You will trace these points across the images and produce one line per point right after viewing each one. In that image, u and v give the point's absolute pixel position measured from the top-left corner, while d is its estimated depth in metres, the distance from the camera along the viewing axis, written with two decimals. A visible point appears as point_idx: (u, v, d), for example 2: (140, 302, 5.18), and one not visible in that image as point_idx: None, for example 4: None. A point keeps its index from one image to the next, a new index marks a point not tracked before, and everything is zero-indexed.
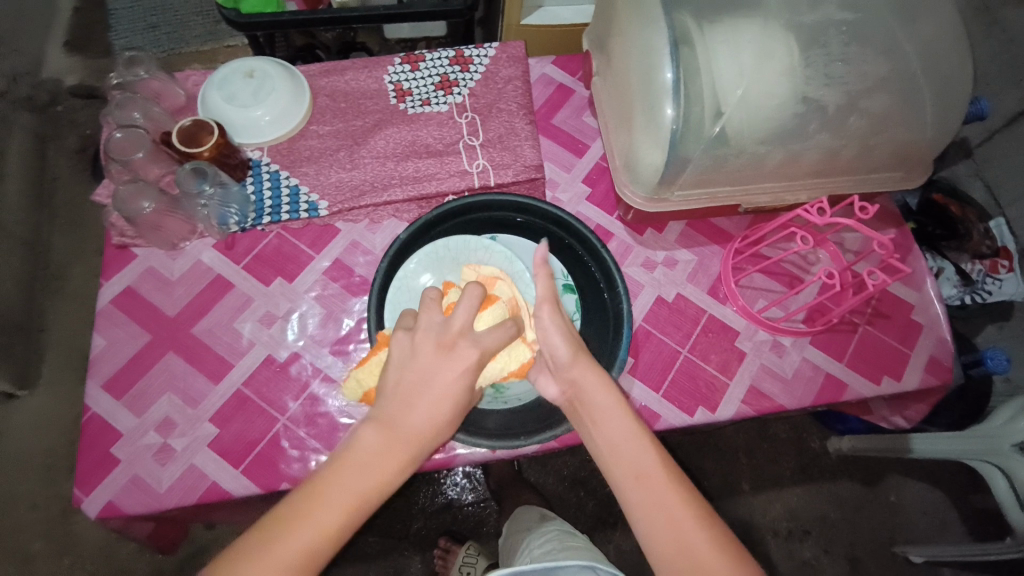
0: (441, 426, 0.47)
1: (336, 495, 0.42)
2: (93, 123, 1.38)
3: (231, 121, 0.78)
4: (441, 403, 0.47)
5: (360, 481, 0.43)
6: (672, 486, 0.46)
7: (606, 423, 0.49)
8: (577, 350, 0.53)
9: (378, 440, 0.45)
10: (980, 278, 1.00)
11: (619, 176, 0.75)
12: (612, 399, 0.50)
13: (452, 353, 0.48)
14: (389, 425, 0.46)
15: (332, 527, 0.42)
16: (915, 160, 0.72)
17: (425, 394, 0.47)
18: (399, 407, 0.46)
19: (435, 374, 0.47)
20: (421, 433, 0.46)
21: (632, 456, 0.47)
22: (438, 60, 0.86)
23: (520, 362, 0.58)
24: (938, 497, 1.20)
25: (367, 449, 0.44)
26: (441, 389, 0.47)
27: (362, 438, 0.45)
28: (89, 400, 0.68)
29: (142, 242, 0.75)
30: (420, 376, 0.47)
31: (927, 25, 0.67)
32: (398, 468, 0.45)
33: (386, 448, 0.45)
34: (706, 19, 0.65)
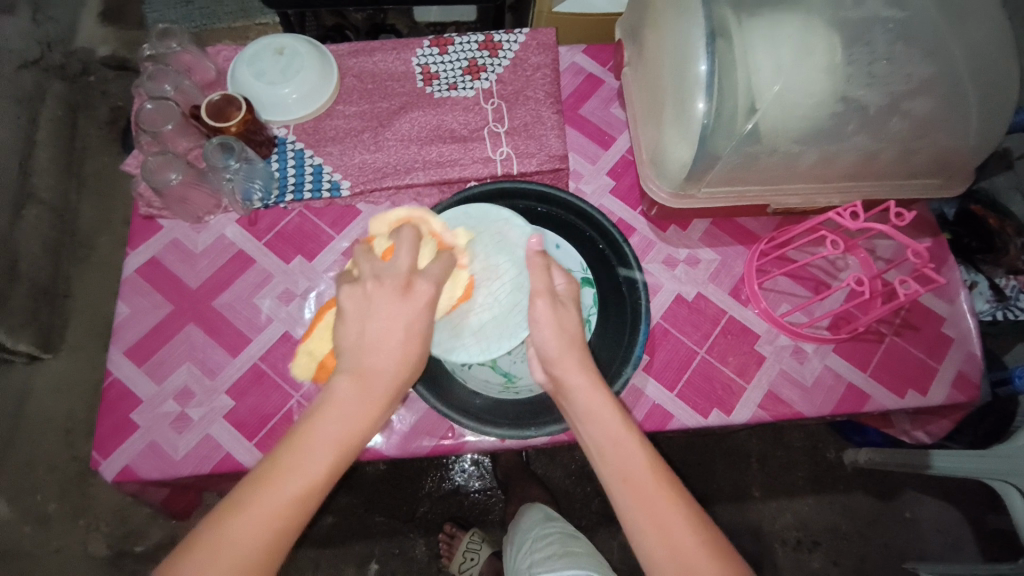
0: (413, 365, 0.50)
1: (314, 448, 0.45)
2: (124, 95, 1.41)
3: (259, 97, 0.78)
4: (408, 343, 0.50)
5: (341, 429, 0.46)
6: (661, 488, 0.46)
7: (596, 421, 0.50)
8: (567, 348, 0.53)
9: (352, 389, 0.47)
10: (1013, 294, 0.97)
11: (645, 169, 0.73)
12: (600, 398, 0.51)
13: (411, 292, 0.52)
14: (360, 374, 0.48)
15: (316, 479, 0.44)
16: (957, 168, 0.69)
17: (393, 338, 0.49)
18: (367, 354, 0.49)
19: (395, 315, 0.50)
20: (393, 377, 0.49)
21: (622, 455, 0.48)
22: (467, 44, 0.85)
23: (464, 286, 0.61)
24: (954, 516, 1.17)
25: (341, 401, 0.47)
26: (407, 329, 0.50)
27: (336, 392, 0.47)
28: (111, 365, 0.70)
29: (168, 214, 0.76)
30: (382, 321, 0.50)
31: (979, 27, 0.64)
32: (375, 413, 0.47)
33: (360, 395, 0.47)
34: (745, 11, 0.63)
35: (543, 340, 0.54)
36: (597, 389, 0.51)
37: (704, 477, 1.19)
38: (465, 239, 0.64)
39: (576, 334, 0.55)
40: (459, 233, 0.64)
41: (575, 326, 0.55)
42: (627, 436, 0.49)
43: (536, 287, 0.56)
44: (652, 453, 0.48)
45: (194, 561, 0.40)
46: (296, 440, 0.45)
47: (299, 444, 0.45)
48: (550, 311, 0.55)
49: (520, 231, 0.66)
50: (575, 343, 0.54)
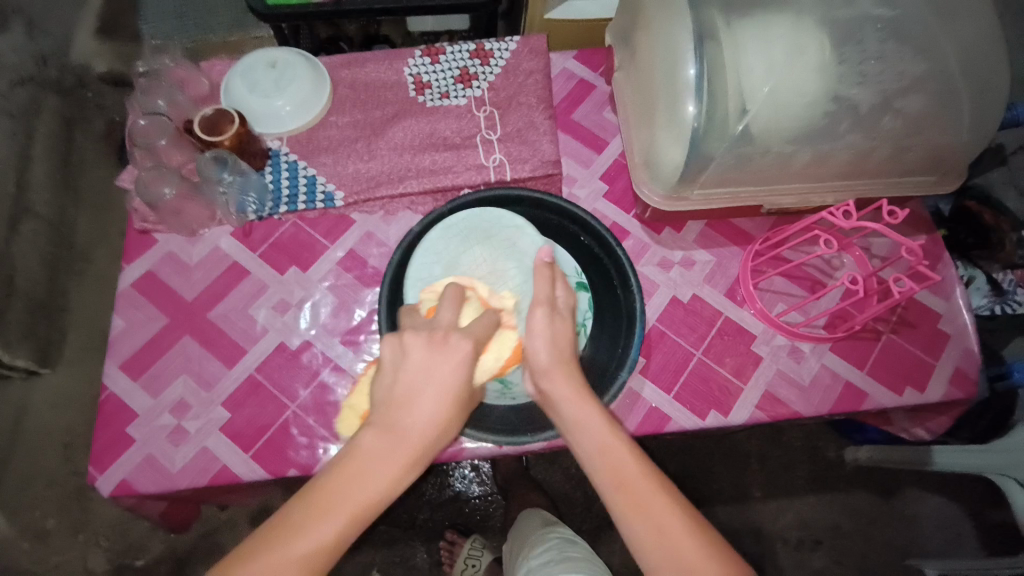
0: (443, 425, 0.48)
1: (336, 505, 0.43)
2: (120, 107, 1.44)
3: (253, 111, 0.79)
4: (439, 402, 0.47)
5: (365, 487, 0.44)
6: (658, 493, 0.46)
7: (586, 430, 0.50)
8: (557, 361, 0.53)
9: (378, 444, 0.46)
10: (1011, 288, 0.97)
11: (638, 172, 0.73)
12: (590, 410, 0.51)
13: (447, 346, 0.49)
14: (389, 431, 0.46)
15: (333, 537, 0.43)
16: (951, 164, 0.70)
17: (424, 394, 0.47)
18: (397, 410, 0.47)
19: (430, 373, 0.48)
20: (422, 435, 0.47)
21: (615, 463, 0.48)
22: (458, 52, 0.86)
23: (512, 349, 0.57)
24: (956, 512, 1.17)
25: (366, 455, 0.45)
26: (440, 386, 0.48)
27: (362, 444, 0.46)
28: (107, 379, 0.70)
29: (163, 227, 0.77)
30: (415, 376, 0.48)
31: (969, 25, 0.65)
32: (400, 471, 0.46)
33: (387, 451, 0.46)
34: (735, 14, 0.64)
35: (535, 353, 0.54)
36: (586, 398, 0.51)
37: (705, 479, 1.19)
38: (511, 298, 0.60)
39: (568, 347, 0.55)
40: (507, 294, 0.60)
41: (568, 342, 0.55)
42: (618, 443, 0.49)
43: (537, 296, 0.56)
44: (643, 457, 0.48)
45: None
46: (318, 495, 0.44)
47: (321, 499, 0.44)
48: (546, 322, 0.54)
49: (531, 241, 0.63)
50: (567, 355, 0.54)
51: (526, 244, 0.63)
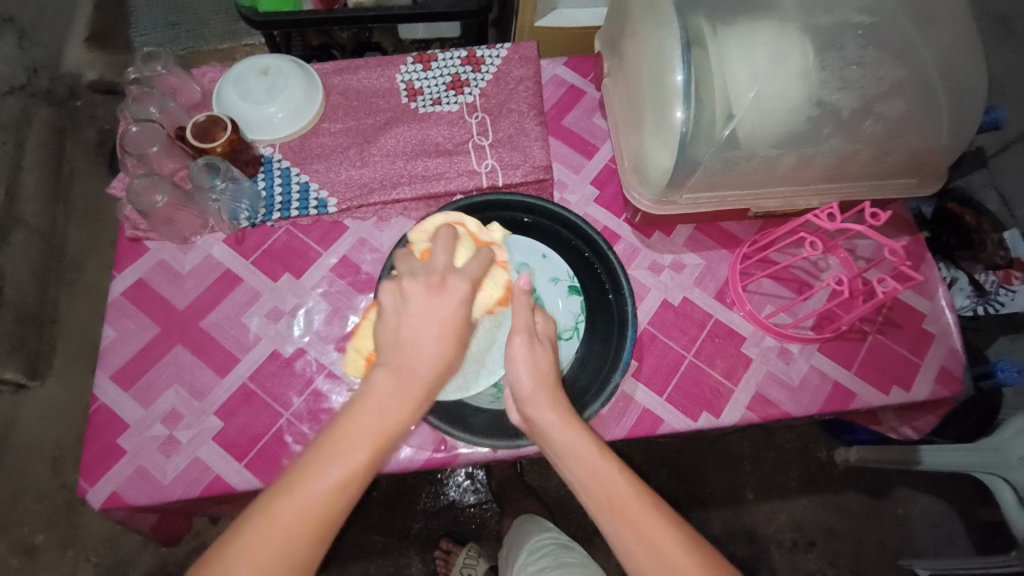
0: (447, 364, 0.49)
1: (352, 444, 0.44)
2: (111, 117, 1.43)
3: (245, 118, 0.79)
4: (444, 341, 0.49)
5: (378, 422, 0.45)
6: (649, 513, 0.46)
7: (575, 454, 0.50)
8: (540, 387, 0.53)
9: (390, 385, 0.46)
10: (993, 289, 0.98)
11: (628, 177, 0.74)
12: (577, 433, 0.51)
13: (446, 288, 0.50)
14: (399, 369, 0.47)
15: (353, 474, 0.43)
16: (931, 167, 0.71)
17: (429, 333, 0.48)
18: (403, 348, 0.48)
19: (434, 308, 0.49)
20: (429, 374, 0.48)
21: (606, 485, 0.48)
22: (449, 60, 0.87)
23: (503, 286, 0.60)
24: (945, 511, 1.18)
25: (380, 395, 0.46)
26: (444, 325, 0.49)
27: (375, 385, 0.46)
28: (97, 390, 0.69)
29: (154, 235, 0.77)
30: (417, 321, 0.49)
31: (946, 31, 0.67)
32: (411, 410, 0.47)
33: (397, 391, 0.46)
34: (720, 21, 0.65)
35: (520, 381, 0.54)
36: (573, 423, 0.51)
37: (698, 481, 1.20)
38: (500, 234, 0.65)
39: (550, 373, 0.54)
40: (495, 229, 0.65)
41: (551, 366, 0.55)
42: (606, 464, 0.49)
43: (514, 325, 0.55)
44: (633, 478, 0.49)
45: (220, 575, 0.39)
46: (331, 434, 0.44)
47: (337, 436, 0.44)
48: (526, 349, 0.54)
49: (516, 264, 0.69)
50: (550, 380, 0.54)
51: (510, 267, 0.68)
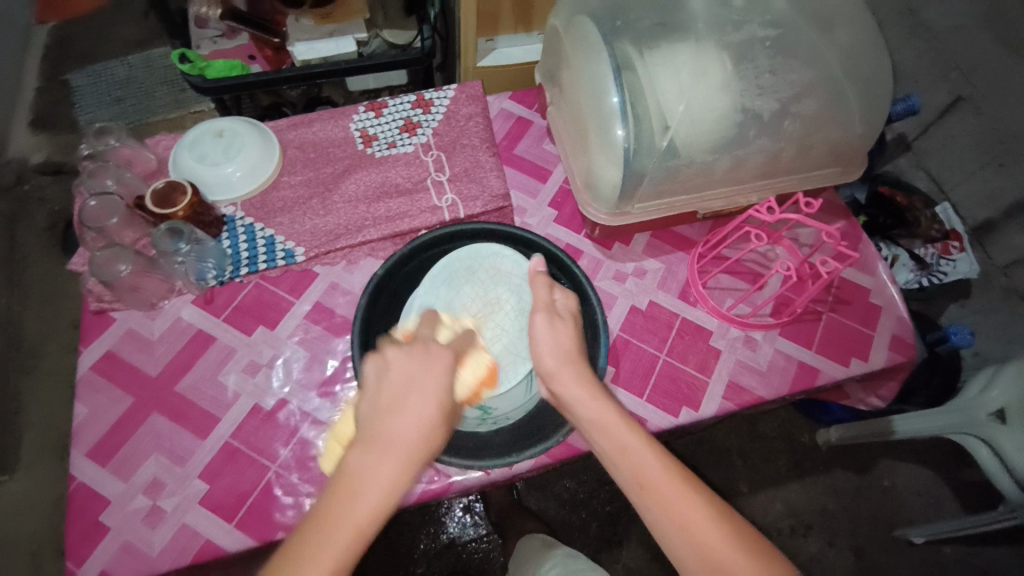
0: (429, 434, 0.49)
1: (341, 522, 0.44)
2: (61, 198, 1.39)
3: (203, 179, 0.81)
4: (426, 407, 0.50)
5: (364, 504, 0.45)
6: (682, 486, 0.49)
7: (605, 430, 0.52)
8: (564, 363, 0.56)
9: (371, 460, 0.46)
10: (935, 261, 1.08)
11: (582, 195, 0.79)
12: (606, 408, 0.53)
13: (428, 359, 0.53)
14: (379, 445, 0.47)
15: (339, 556, 0.43)
16: (851, 155, 0.77)
17: (411, 402, 0.49)
18: (382, 422, 0.49)
19: (420, 379, 0.51)
20: (411, 443, 0.48)
21: (637, 460, 0.50)
22: (400, 105, 0.91)
23: (486, 367, 0.65)
24: (929, 477, 1.22)
25: (362, 472, 0.46)
26: (425, 391, 0.51)
27: (358, 462, 0.46)
28: (74, 470, 0.67)
29: (120, 305, 0.76)
30: (396, 392, 0.50)
31: (844, 34, 0.74)
32: (396, 485, 0.46)
33: (379, 465, 0.46)
34: (645, 46, 0.71)
35: (544, 360, 0.56)
36: (601, 398, 0.54)
37: None
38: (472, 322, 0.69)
39: (571, 350, 0.57)
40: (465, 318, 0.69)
41: (569, 342, 0.58)
42: (634, 441, 0.51)
43: (536, 302, 0.60)
44: (662, 453, 0.51)
45: None
46: (319, 518, 0.45)
47: (328, 511, 0.45)
48: (547, 326, 0.58)
49: (513, 261, 0.73)
50: (574, 358, 0.57)
51: (506, 267, 0.73)
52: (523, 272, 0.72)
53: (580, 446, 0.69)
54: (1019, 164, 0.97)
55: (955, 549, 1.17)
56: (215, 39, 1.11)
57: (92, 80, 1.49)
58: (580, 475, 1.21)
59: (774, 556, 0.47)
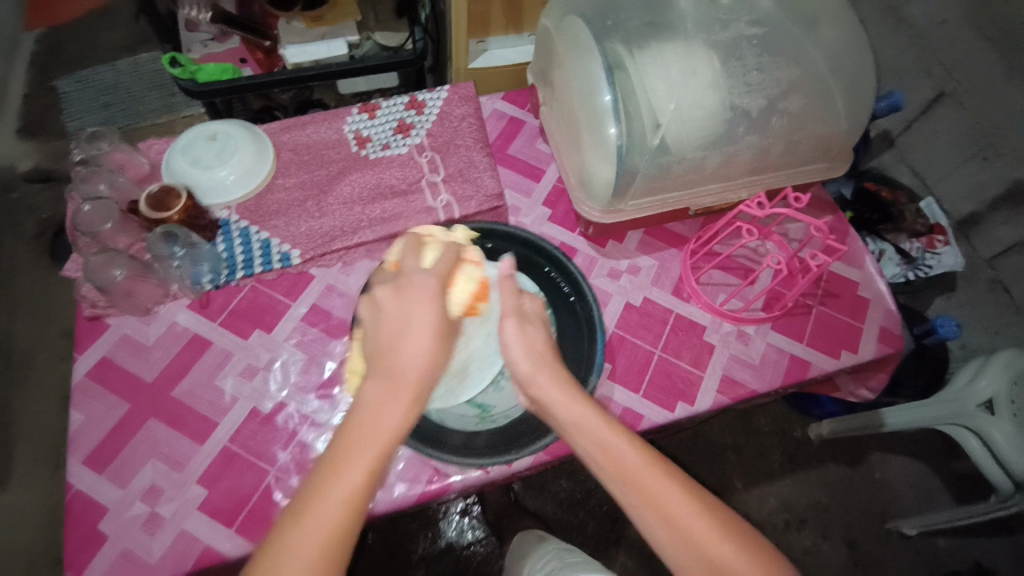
0: (432, 355, 0.51)
1: (359, 448, 0.46)
2: (50, 206, 1.40)
3: (197, 183, 0.81)
4: (423, 332, 0.51)
5: (377, 432, 0.47)
6: (665, 480, 0.49)
7: (586, 429, 0.52)
8: (540, 365, 0.56)
9: (381, 388, 0.49)
10: (920, 255, 1.10)
11: (575, 193, 0.79)
12: (585, 406, 0.53)
13: (414, 286, 0.54)
14: (384, 377, 0.50)
15: (360, 483, 0.45)
16: (837, 150, 0.79)
17: (409, 328, 0.51)
18: (386, 353, 0.51)
19: (413, 310, 0.52)
20: (417, 368, 0.50)
21: (620, 458, 0.51)
22: (393, 106, 0.91)
23: (478, 280, 0.59)
24: (921, 469, 1.24)
25: (374, 400, 0.49)
26: (420, 318, 0.52)
27: (369, 393, 0.49)
28: (71, 477, 0.67)
29: (114, 312, 0.76)
30: (393, 324, 0.52)
31: (827, 32, 0.76)
32: (407, 407, 0.49)
33: (388, 394, 0.49)
34: (635, 45, 0.72)
35: (518, 364, 0.56)
36: (578, 397, 0.53)
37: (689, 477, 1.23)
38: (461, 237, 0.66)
39: (544, 350, 0.57)
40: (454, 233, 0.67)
41: (541, 341, 0.58)
42: (617, 438, 0.52)
43: (505, 309, 0.58)
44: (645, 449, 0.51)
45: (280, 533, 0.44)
46: (336, 452, 0.46)
47: (342, 445, 0.47)
48: (517, 331, 0.57)
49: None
50: (546, 356, 0.56)
51: None
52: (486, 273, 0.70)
53: None
54: (1003, 158, 0.99)
55: (946, 539, 1.19)
56: (206, 43, 1.11)
57: (80, 85, 1.49)
58: (577, 473, 1.23)
59: (758, 537, 0.49)
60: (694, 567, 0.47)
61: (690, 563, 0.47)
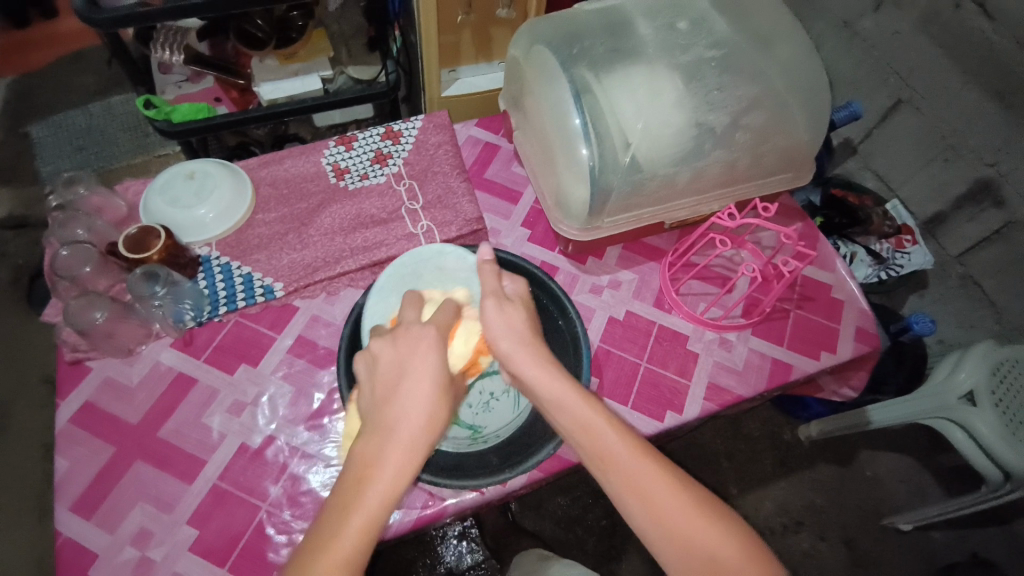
0: (432, 401, 0.53)
1: (360, 501, 0.47)
2: (25, 252, 1.39)
3: (175, 222, 0.81)
4: (422, 381, 0.54)
5: (375, 489, 0.48)
6: (643, 460, 0.52)
7: (570, 413, 0.55)
8: (521, 345, 0.59)
9: (379, 440, 0.51)
10: (890, 255, 1.15)
11: (553, 214, 0.81)
12: (566, 385, 0.56)
13: (413, 336, 0.57)
14: (380, 432, 0.51)
15: (360, 536, 0.46)
16: (801, 161, 0.82)
17: (408, 378, 0.54)
18: (386, 406, 0.53)
19: (410, 363, 0.55)
20: (416, 416, 0.52)
21: (600, 438, 0.53)
22: (370, 137, 0.93)
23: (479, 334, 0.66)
24: (910, 464, 1.26)
25: (373, 452, 0.50)
26: (417, 368, 0.55)
27: (368, 445, 0.51)
28: (58, 525, 0.65)
29: (96, 354, 0.75)
30: (393, 376, 0.55)
31: (782, 50, 0.80)
32: (408, 455, 0.50)
33: (387, 443, 0.51)
34: (601, 70, 0.75)
35: (499, 343, 0.60)
36: (564, 380, 0.57)
37: None
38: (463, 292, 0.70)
39: (524, 329, 0.60)
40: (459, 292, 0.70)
41: (522, 321, 0.61)
42: (598, 421, 0.54)
43: (486, 290, 0.63)
44: (625, 432, 0.54)
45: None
46: (335, 505, 0.48)
47: (344, 496, 0.48)
48: (498, 309, 0.61)
49: (457, 257, 0.72)
50: (528, 338, 0.60)
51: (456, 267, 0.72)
52: (469, 266, 0.71)
53: (570, 458, 0.70)
54: (962, 158, 1.03)
55: (941, 532, 1.21)
56: (180, 83, 1.11)
57: (53, 130, 1.49)
58: (572, 491, 1.22)
59: (736, 517, 0.50)
60: (673, 547, 0.49)
61: (667, 543, 0.49)
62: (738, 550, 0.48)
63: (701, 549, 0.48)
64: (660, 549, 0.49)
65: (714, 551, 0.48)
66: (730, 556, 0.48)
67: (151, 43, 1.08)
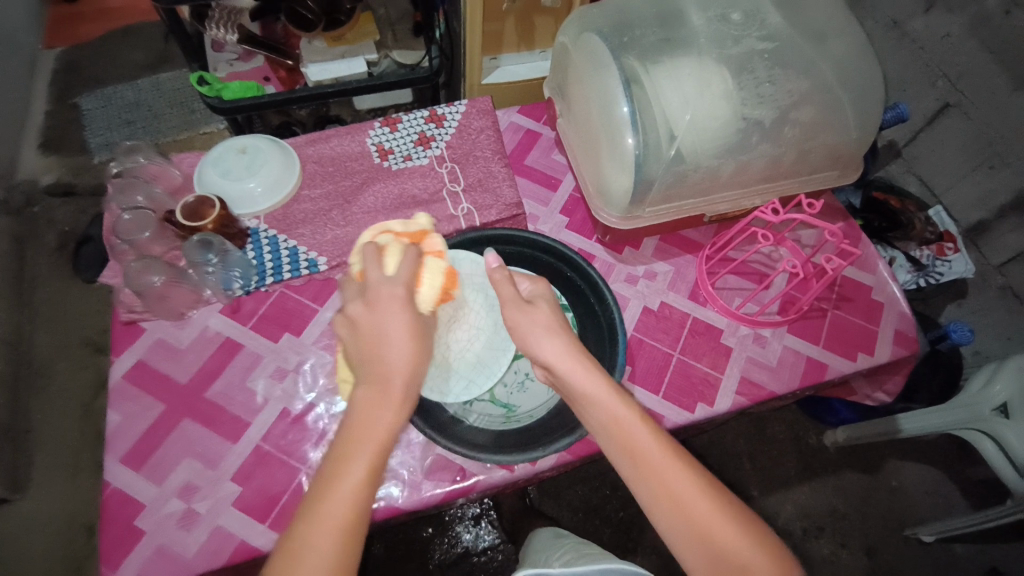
0: (416, 351, 0.55)
1: (358, 452, 0.50)
2: (70, 220, 1.45)
3: (228, 195, 0.84)
4: (401, 336, 0.54)
5: (373, 434, 0.50)
6: (672, 459, 0.53)
7: (601, 406, 0.56)
8: (553, 334, 0.59)
9: (371, 393, 0.52)
10: (931, 262, 1.13)
11: (593, 201, 0.82)
12: (596, 376, 0.57)
13: (378, 305, 0.56)
14: (377, 383, 0.53)
15: (362, 481, 0.49)
16: (847, 159, 0.81)
17: (389, 338, 0.54)
18: (370, 362, 0.54)
19: (386, 326, 0.55)
20: (402, 368, 0.54)
21: (630, 432, 0.54)
22: (414, 119, 0.94)
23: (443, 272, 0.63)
24: (938, 477, 1.24)
25: (364, 405, 0.52)
26: (394, 326, 0.55)
27: (359, 398, 0.52)
28: (108, 475, 0.69)
29: (149, 315, 0.78)
30: (372, 338, 0.55)
31: (836, 46, 0.78)
32: (398, 405, 0.52)
33: (378, 397, 0.52)
34: (649, 60, 0.75)
35: (529, 345, 0.60)
36: (594, 372, 0.57)
37: None
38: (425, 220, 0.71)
39: (554, 323, 0.61)
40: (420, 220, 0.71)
41: (546, 317, 0.61)
42: (626, 413, 0.55)
43: (503, 298, 0.62)
44: (656, 432, 0.55)
45: (294, 530, 0.47)
46: (339, 454, 0.50)
47: (344, 449, 0.50)
48: (520, 312, 0.61)
49: (470, 262, 0.74)
50: (558, 327, 0.61)
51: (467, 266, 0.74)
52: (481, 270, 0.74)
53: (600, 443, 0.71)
54: (1009, 166, 1.01)
55: (963, 546, 1.19)
56: (232, 62, 1.13)
57: (101, 104, 1.54)
58: (592, 481, 1.24)
59: (759, 520, 0.51)
60: (695, 547, 0.50)
61: (688, 542, 0.50)
62: (758, 552, 0.49)
63: (724, 552, 0.49)
64: (679, 545, 0.51)
65: (730, 548, 0.49)
66: (748, 553, 0.49)
67: (206, 20, 1.09)
